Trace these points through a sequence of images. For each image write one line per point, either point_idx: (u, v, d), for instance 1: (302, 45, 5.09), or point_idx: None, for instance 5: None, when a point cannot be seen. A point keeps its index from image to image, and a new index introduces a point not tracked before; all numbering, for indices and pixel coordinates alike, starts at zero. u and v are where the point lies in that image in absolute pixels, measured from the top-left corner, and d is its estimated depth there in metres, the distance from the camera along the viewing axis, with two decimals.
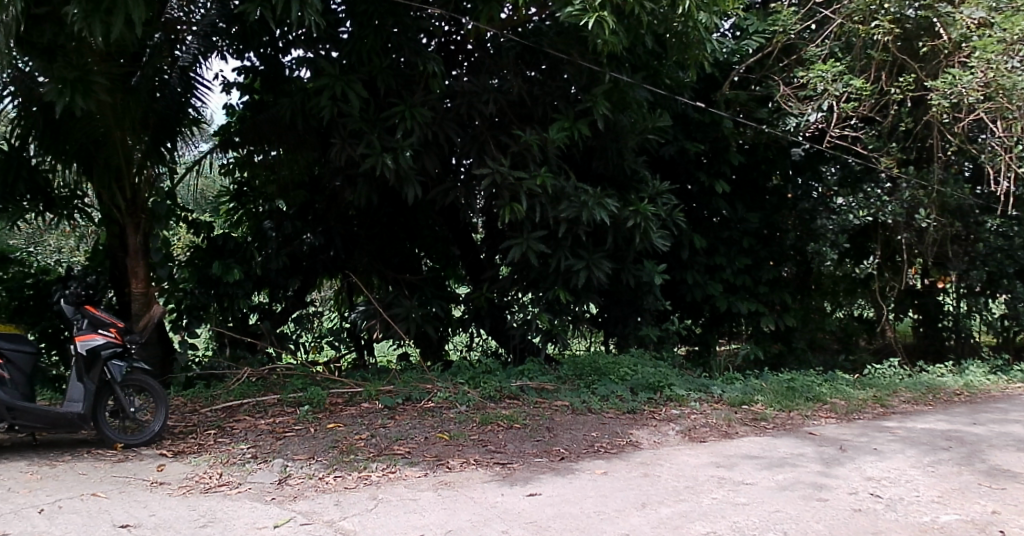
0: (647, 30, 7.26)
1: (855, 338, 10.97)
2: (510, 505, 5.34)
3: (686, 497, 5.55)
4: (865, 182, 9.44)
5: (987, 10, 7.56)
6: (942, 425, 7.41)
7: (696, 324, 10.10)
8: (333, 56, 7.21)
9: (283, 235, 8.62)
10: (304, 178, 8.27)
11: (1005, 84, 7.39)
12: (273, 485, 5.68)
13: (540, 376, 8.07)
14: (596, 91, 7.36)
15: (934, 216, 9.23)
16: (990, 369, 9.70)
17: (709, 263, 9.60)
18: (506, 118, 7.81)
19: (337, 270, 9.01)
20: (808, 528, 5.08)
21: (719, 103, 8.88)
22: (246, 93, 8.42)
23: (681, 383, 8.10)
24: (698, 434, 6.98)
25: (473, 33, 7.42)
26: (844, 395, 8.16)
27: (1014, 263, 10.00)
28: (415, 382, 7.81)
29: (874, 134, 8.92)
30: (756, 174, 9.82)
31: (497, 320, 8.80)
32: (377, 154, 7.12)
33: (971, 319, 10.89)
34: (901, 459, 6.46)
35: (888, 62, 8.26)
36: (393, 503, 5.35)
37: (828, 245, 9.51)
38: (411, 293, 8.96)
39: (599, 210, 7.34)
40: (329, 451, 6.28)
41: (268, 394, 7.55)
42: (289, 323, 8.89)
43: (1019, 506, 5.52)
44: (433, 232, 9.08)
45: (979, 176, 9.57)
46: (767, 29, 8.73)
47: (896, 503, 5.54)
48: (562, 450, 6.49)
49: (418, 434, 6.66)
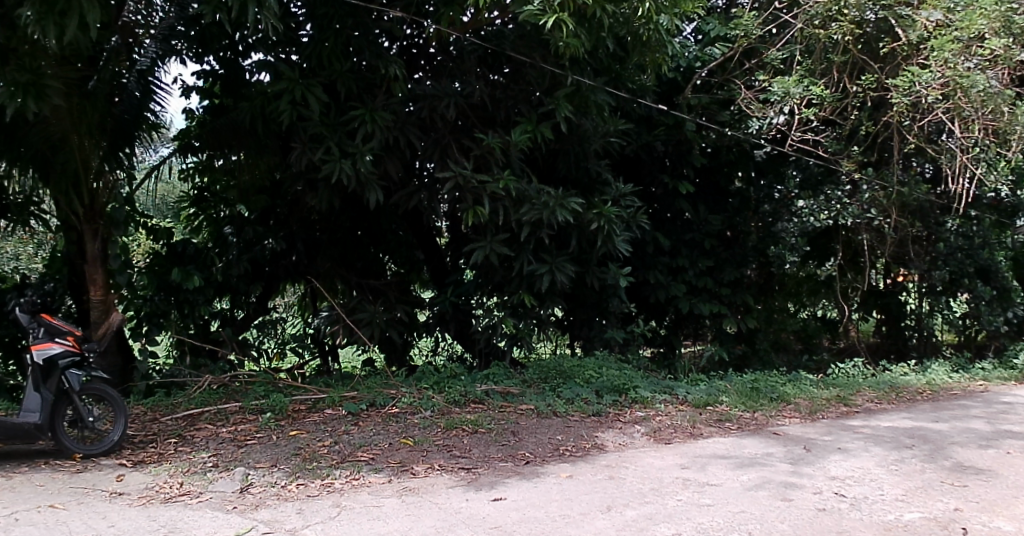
0: (609, 32, 7.28)
1: (818, 339, 11.02)
2: (475, 511, 5.30)
3: (652, 499, 5.55)
4: (826, 184, 9.56)
5: (945, 12, 7.58)
6: (905, 423, 7.45)
7: (661, 325, 10.10)
8: (294, 59, 7.13)
9: (244, 240, 8.47)
10: (264, 183, 8.17)
11: (964, 84, 7.43)
12: (235, 494, 5.60)
13: (505, 380, 8.01)
14: (559, 94, 7.40)
15: (895, 217, 9.31)
16: (952, 367, 9.80)
17: (672, 264, 9.61)
18: (468, 121, 7.76)
19: (299, 275, 8.91)
20: (773, 528, 5.09)
21: (682, 105, 8.84)
22: (206, 97, 8.34)
23: (647, 386, 8.12)
24: (663, 436, 6.99)
25: (434, 37, 7.36)
26: (809, 395, 8.21)
27: (975, 263, 10.16)
28: (379, 388, 7.74)
29: (835, 137, 8.99)
30: (719, 177, 9.81)
31: (462, 324, 8.75)
32: (337, 160, 7.04)
33: (933, 318, 10.89)
34: (867, 457, 6.51)
35: (847, 65, 8.29)
36: (357, 511, 5.29)
37: (788, 248, 9.91)
38: (375, 298, 8.82)
39: (562, 210, 7.33)
40: (292, 459, 6.21)
41: (230, 401, 7.44)
42: (252, 330, 8.74)
43: (981, 503, 5.58)
44: (397, 236, 8.98)
45: (939, 176, 9.54)
46: (729, 33, 8.74)
47: (860, 502, 5.57)
48: (528, 454, 6.47)
49: (383, 440, 6.60)
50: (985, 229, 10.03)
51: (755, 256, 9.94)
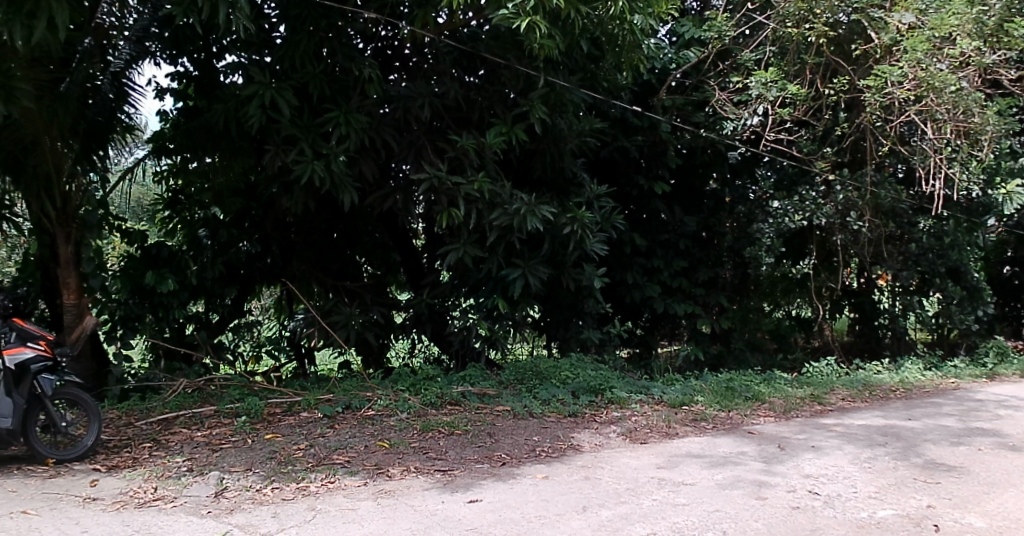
0: (583, 33, 7.34)
1: (792, 337, 11.00)
2: (450, 513, 5.30)
3: (628, 499, 5.57)
4: (801, 185, 9.60)
5: (917, 14, 7.65)
6: (878, 422, 7.50)
7: (637, 325, 10.14)
8: (267, 61, 7.09)
9: (219, 244, 8.43)
10: (239, 185, 8.10)
11: (936, 85, 7.46)
12: (209, 498, 5.58)
13: (481, 382, 8.00)
14: (533, 95, 7.40)
15: (869, 218, 9.39)
16: (925, 365, 9.91)
17: (647, 265, 9.67)
18: (443, 122, 7.79)
19: (274, 278, 8.89)
20: (747, 527, 5.12)
21: (656, 107, 8.88)
22: (179, 99, 8.30)
23: (622, 386, 8.15)
24: (639, 436, 7.02)
25: (409, 37, 7.34)
26: (783, 394, 8.25)
27: (946, 263, 10.23)
28: (355, 390, 7.72)
29: (809, 138, 9.06)
30: (693, 178, 9.88)
31: (438, 325, 8.72)
32: (309, 162, 7.00)
33: (906, 319, 10.89)
34: (840, 455, 6.57)
35: (821, 66, 8.32)
36: (332, 514, 5.28)
37: (764, 250, 9.70)
38: (351, 300, 8.83)
39: (533, 217, 7.33)
40: (267, 463, 6.19)
41: (206, 405, 7.39)
42: (227, 332, 8.81)
43: (953, 500, 5.64)
44: (373, 238, 9.04)
45: (911, 178, 9.86)
46: (703, 36, 8.78)
47: (834, 500, 5.62)
48: (504, 456, 6.48)
49: (358, 443, 6.59)
50: (954, 230, 10.07)
51: (730, 258, 10.03)
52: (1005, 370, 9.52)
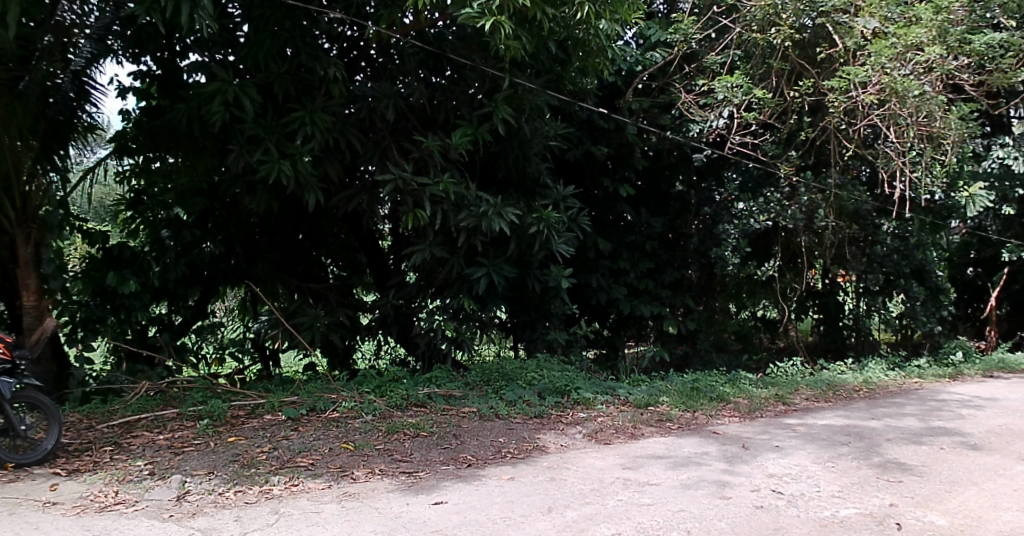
0: (551, 36, 7.38)
1: (754, 337, 11.26)
2: (415, 515, 5.28)
3: (592, 500, 5.58)
4: (766, 187, 9.61)
5: (882, 20, 7.71)
6: (841, 421, 7.58)
7: (604, 326, 10.16)
8: (230, 60, 7.04)
9: (182, 244, 8.36)
10: (202, 186, 7.97)
11: (898, 90, 7.52)
12: (171, 502, 5.52)
13: (447, 383, 7.98)
14: (497, 96, 7.37)
15: (832, 220, 9.47)
16: (889, 365, 10.02)
17: (613, 267, 9.67)
18: (408, 123, 7.76)
19: (239, 280, 8.75)
20: (711, 527, 5.14)
21: (623, 109, 8.89)
22: (143, 98, 8.17)
23: (588, 387, 8.17)
24: (604, 436, 7.04)
25: (375, 37, 7.31)
26: (748, 394, 8.31)
27: (911, 264, 10.41)
28: (319, 392, 7.67)
29: (773, 141, 9.13)
30: (660, 180, 9.90)
31: (404, 327, 8.67)
32: (274, 161, 6.93)
33: (870, 318, 11.04)
34: (802, 455, 6.61)
35: (786, 71, 8.37)
36: (295, 517, 5.23)
37: (729, 250, 9.64)
38: (316, 301, 8.78)
39: (499, 219, 7.36)
40: (230, 465, 6.14)
41: (168, 407, 7.29)
42: (190, 335, 8.64)
43: (915, 498, 5.70)
44: (338, 239, 8.95)
45: (875, 178, 9.84)
46: (669, 38, 8.72)
47: (797, 499, 5.66)
48: (469, 457, 6.46)
49: (323, 446, 6.54)
50: (918, 231, 10.14)
51: (695, 259, 10.10)
52: (967, 369, 9.64)
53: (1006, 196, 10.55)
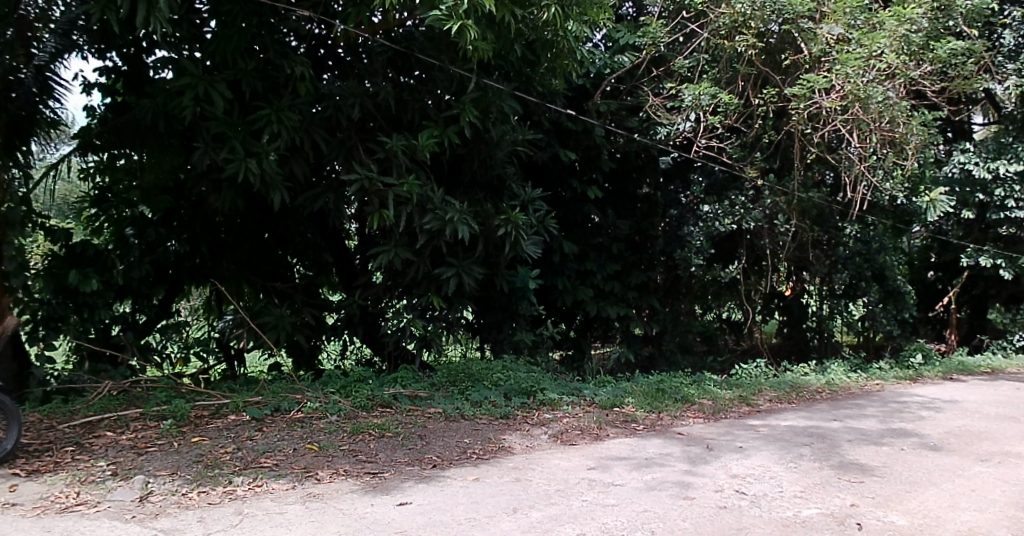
0: (518, 37, 7.34)
1: (719, 339, 11.35)
2: (379, 516, 5.28)
3: (557, 501, 5.60)
4: (731, 190, 9.74)
5: (846, 27, 7.75)
6: (802, 422, 7.68)
7: (570, 328, 10.22)
8: (197, 56, 7.00)
9: (146, 242, 8.31)
10: (168, 184, 7.91)
11: (861, 96, 7.63)
12: (133, 503, 5.48)
13: (413, 383, 8.00)
14: (464, 99, 7.36)
15: (796, 222, 9.59)
16: (851, 367, 10.16)
17: (581, 268, 9.70)
18: (374, 122, 7.75)
19: (203, 278, 8.68)
20: (674, 527, 5.20)
21: (591, 112, 8.92)
22: (109, 95, 8.02)
23: (554, 388, 8.21)
24: (569, 437, 7.08)
25: (343, 37, 7.34)
26: (712, 394, 8.42)
27: (872, 267, 10.52)
28: (284, 393, 7.63)
29: (739, 144, 9.21)
30: (628, 182, 9.97)
31: (370, 327, 8.66)
32: (240, 160, 6.88)
33: (834, 321, 11.22)
34: (765, 456, 6.68)
35: (752, 75, 8.46)
36: (259, 518, 5.22)
37: (695, 252, 9.83)
38: (281, 301, 8.70)
39: (463, 225, 7.43)
40: (193, 466, 6.10)
41: (131, 407, 7.20)
42: (155, 334, 8.59)
43: (876, 498, 5.78)
44: (305, 239, 8.91)
45: (839, 183, 9.96)
46: (637, 42, 8.75)
47: (760, 499, 5.72)
48: (434, 458, 6.47)
49: (287, 446, 6.52)
50: (881, 234, 10.47)
51: (662, 262, 10.25)
52: (927, 371, 9.79)
53: (966, 200, 10.73)
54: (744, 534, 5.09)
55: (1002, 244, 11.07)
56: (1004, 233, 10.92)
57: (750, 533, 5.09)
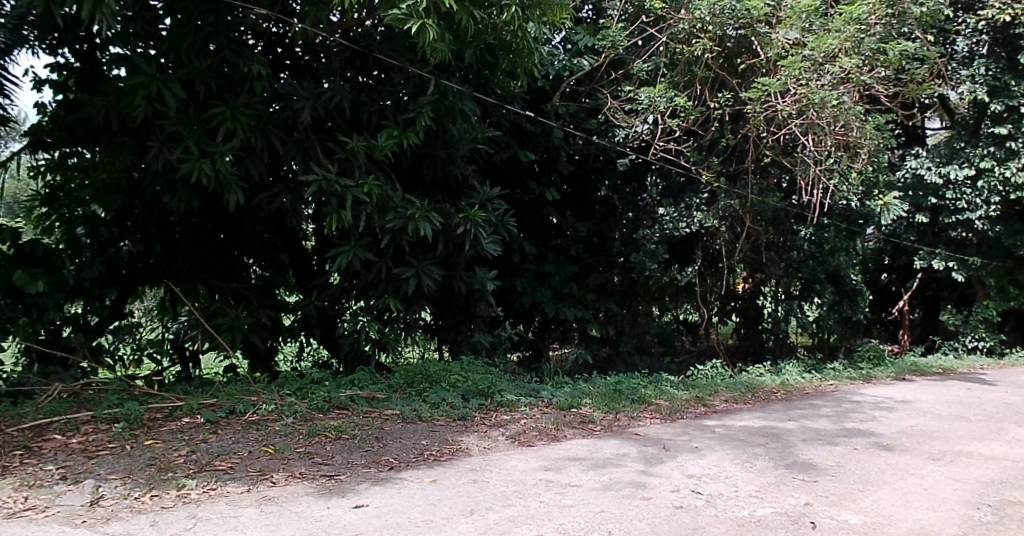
0: (477, 38, 7.29)
1: (676, 340, 11.38)
2: (335, 519, 5.25)
3: (515, 502, 5.60)
4: (687, 193, 9.85)
5: (801, 31, 8.02)
6: (757, 422, 7.77)
7: (528, 330, 10.25)
8: (151, 54, 6.87)
9: (99, 242, 8.06)
10: (121, 182, 7.75)
11: (816, 101, 7.80)
12: (84, 508, 5.37)
13: (370, 385, 7.97)
14: (421, 100, 7.29)
15: (749, 225, 9.73)
16: (805, 367, 10.31)
17: (538, 270, 9.77)
18: (333, 122, 7.69)
19: (157, 279, 8.55)
20: (631, 527, 5.23)
21: (550, 113, 8.94)
22: (59, 92, 7.63)
23: (512, 390, 8.23)
24: (527, 438, 7.09)
25: (301, 36, 7.29)
26: (669, 395, 8.50)
27: (826, 270, 10.79)
28: (239, 395, 7.55)
29: (695, 147, 9.29)
30: (586, 184, 10.01)
31: (327, 328, 8.65)
32: (195, 160, 6.76)
33: (788, 322, 11.38)
34: (720, 456, 6.75)
35: (710, 79, 8.50)
36: (213, 522, 5.16)
37: (648, 257, 9.90)
38: (236, 301, 8.72)
39: (425, 222, 7.41)
40: (146, 470, 6.01)
41: (82, 410, 7.06)
42: (106, 335, 8.37)
43: (830, 497, 5.86)
44: (260, 239, 8.87)
45: (794, 187, 10.05)
46: (596, 45, 8.79)
47: (716, 499, 5.77)
48: (392, 460, 6.45)
49: (242, 449, 6.46)
50: (833, 237, 10.51)
51: (619, 264, 10.36)
52: (880, 372, 9.96)
53: (920, 205, 10.98)
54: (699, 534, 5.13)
55: (953, 246, 11.32)
56: (955, 236, 11.16)
57: (705, 533, 5.14)
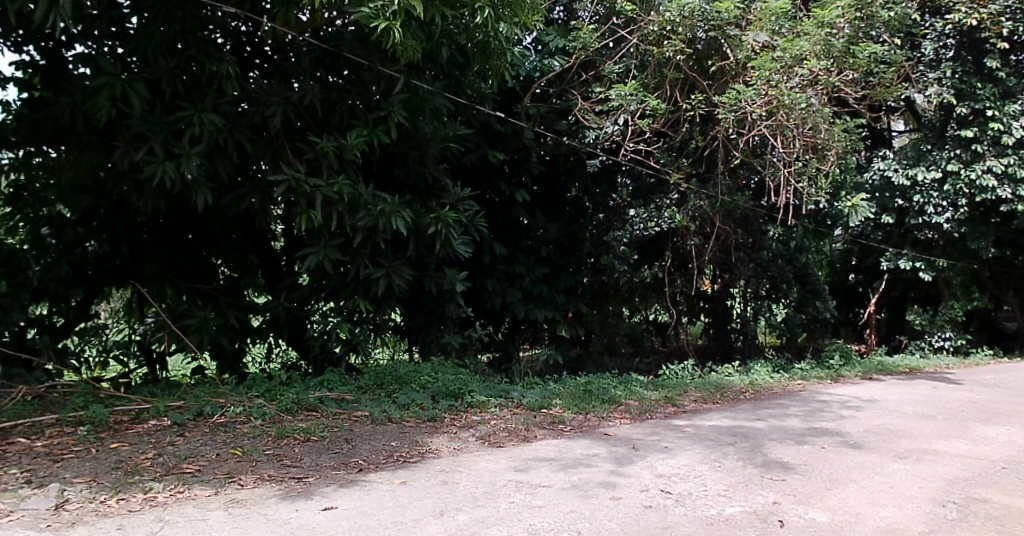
0: (449, 39, 7.30)
1: (645, 340, 11.58)
2: (304, 521, 5.22)
3: (484, 503, 5.61)
4: (656, 194, 9.86)
5: (770, 34, 8.07)
6: (726, 422, 7.83)
7: (498, 331, 10.27)
8: (118, 52, 6.81)
9: (64, 243, 7.95)
10: (87, 181, 7.60)
11: (786, 102, 7.89)
12: (48, 512, 5.31)
13: (339, 387, 7.95)
14: (392, 99, 7.30)
15: (718, 225, 9.84)
16: (774, 367, 10.40)
17: (508, 271, 9.76)
18: (302, 122, 7.60)
19: (124, 280, 8.43)
20: (601, 527, 5.25)
21: (520, 113, 8.95)
22: (24, 91, 7.38)
23: (482, 390, 8.25)
24: (497, 439, 7.09)
25: (271, 34, 7.25)
26: (638, 395, 8.56)
27: (795, 268, 10.98)
28: (207, 397, 7.50)
29: (665, 148, 9.35)
30: (556, 185, 10.09)
31: (296, 329, 8.61)
32: (160, 162, 6.68)
33: (757, 322, 11.46)
34: (689, 455, 6.80)
35: (680, 80, 8.53)
36: (180, 525, 5.12)
37: (618, 258, 10.00)
38: (205, 302, 8.60)
39: (398, 218, 7.39)
40: (112, 473, 5.95)
41: (46, 413, 6.96)
42: (72, 337, 8.24)
43: (798, 496, 5.92)
44: (228, 239, 8.83)
45: (762, 188, 10.27)
46: (567, 45, 8.80)
47: (685, 498, 5.80)
48: (361, 462, 6.43)
49: (210, 451, 6.41)
50: (802, 237, 10.64)
51: (589, 265, 10.39)
52: (847, 372, 10.06)
53: (886, 206, 11.19)
54: (668, 533, 5.16)
55: (919, 247, 11.49)
56: (921, 237, 11.34)
57: (674, 533, 5.17)
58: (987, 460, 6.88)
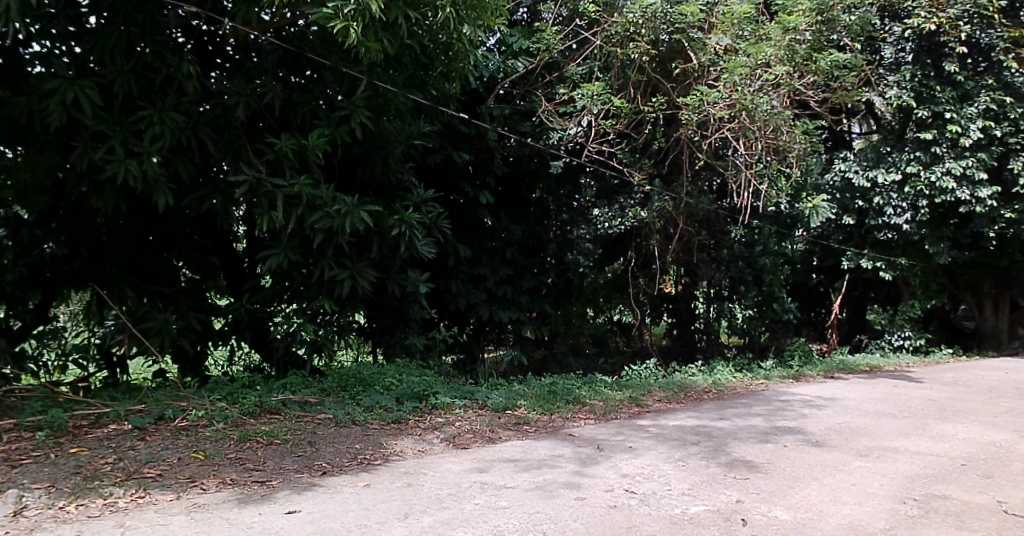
0: (414, 40, 7.31)
1: (610, 340, 11.60)
2: (267, 525, 5.20)
3: (449, 505, 5.60)
4: (621, 194, 10.06)
5: (732, 38, 8.25)
6: (690, 422, 7.89)
7: (463, 332, 10.27)
8: (75, 51, 6.71)
9: (20, 244, 7.92)
10: (45, 183, 7.56)
11: (748, 105, 8.01)
12: (6, 518, 5.22)
13: (303, 389, 7.92)
14: (355, 99, 7.26)
15: (682, 225, 9.97)
16: (738, 367, 10.50)
17: (474, 272, 9.75)
18: (264, 123, 7.57)
19: (83, 283, 8.30)
20: (566, 527, 5.28)
21: (484, 115, 8.95)
22: None
23: (446, 391, 8.25)
24: (462, 440, 7.09)
25: (233, 33, 7.19)
26: (603, 396, 8.60)
27: (752, 271, 11.04)
28: (168, 400, 7.43)
29: (628, 150, 9.44)
30: (521, 187, 10.08)
31: (258, 332, 8.54)
32: (120, 161, 6.58)
33: (720, 322, 11.58)
34: (653, 455, 6.84)
35: (642, 82, 8.57)
36: (141, 530, 5.08)
37: (582, 255, 10.21)
38: (166, 305, 8.45)
39: (357, 219, 7.31)
40: (72, 478, 5.88)
41: (3, 419, 6.85)
42: (30, 340, 8.24)
43: (761, 494, 5.98)
44: (190, 241, 8.67)
45: (724, 189, 10.45)
46: (532, 47, 8.88)
47: (649, 498, 5.84)
48: (325, 464, 6.41)
49: (171, 455, 6.35)
50: (765, 236, 10.92)
51: (553, 265, 10.45)
52: (809, 371, 10.18)
53: (847, 206, 11.40)
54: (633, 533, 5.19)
55: (878, 248, 11.69)
56: (881, 238, 11.54)
57: (639, 532, 5.21)
58: (945, 456, 7.00)
